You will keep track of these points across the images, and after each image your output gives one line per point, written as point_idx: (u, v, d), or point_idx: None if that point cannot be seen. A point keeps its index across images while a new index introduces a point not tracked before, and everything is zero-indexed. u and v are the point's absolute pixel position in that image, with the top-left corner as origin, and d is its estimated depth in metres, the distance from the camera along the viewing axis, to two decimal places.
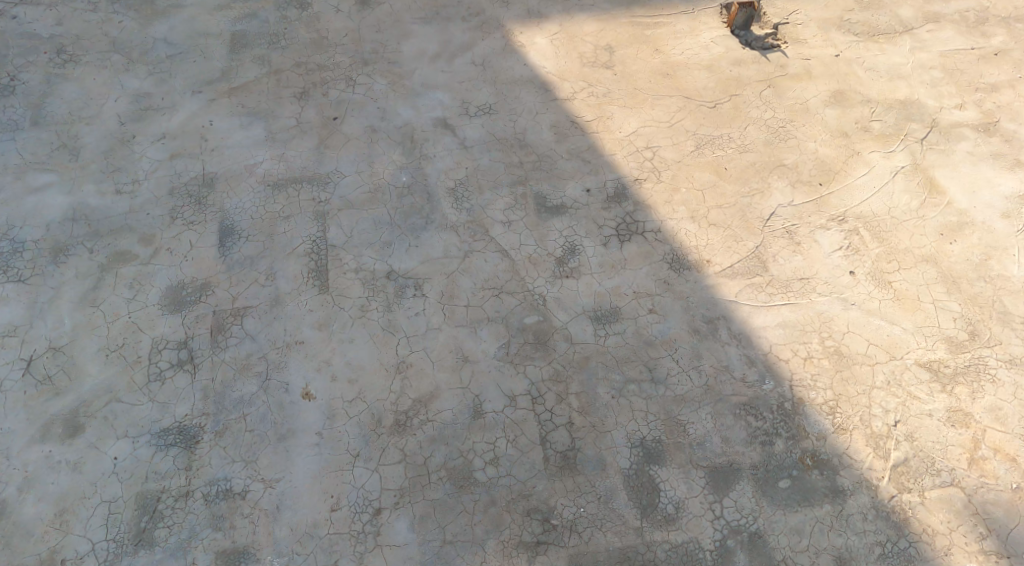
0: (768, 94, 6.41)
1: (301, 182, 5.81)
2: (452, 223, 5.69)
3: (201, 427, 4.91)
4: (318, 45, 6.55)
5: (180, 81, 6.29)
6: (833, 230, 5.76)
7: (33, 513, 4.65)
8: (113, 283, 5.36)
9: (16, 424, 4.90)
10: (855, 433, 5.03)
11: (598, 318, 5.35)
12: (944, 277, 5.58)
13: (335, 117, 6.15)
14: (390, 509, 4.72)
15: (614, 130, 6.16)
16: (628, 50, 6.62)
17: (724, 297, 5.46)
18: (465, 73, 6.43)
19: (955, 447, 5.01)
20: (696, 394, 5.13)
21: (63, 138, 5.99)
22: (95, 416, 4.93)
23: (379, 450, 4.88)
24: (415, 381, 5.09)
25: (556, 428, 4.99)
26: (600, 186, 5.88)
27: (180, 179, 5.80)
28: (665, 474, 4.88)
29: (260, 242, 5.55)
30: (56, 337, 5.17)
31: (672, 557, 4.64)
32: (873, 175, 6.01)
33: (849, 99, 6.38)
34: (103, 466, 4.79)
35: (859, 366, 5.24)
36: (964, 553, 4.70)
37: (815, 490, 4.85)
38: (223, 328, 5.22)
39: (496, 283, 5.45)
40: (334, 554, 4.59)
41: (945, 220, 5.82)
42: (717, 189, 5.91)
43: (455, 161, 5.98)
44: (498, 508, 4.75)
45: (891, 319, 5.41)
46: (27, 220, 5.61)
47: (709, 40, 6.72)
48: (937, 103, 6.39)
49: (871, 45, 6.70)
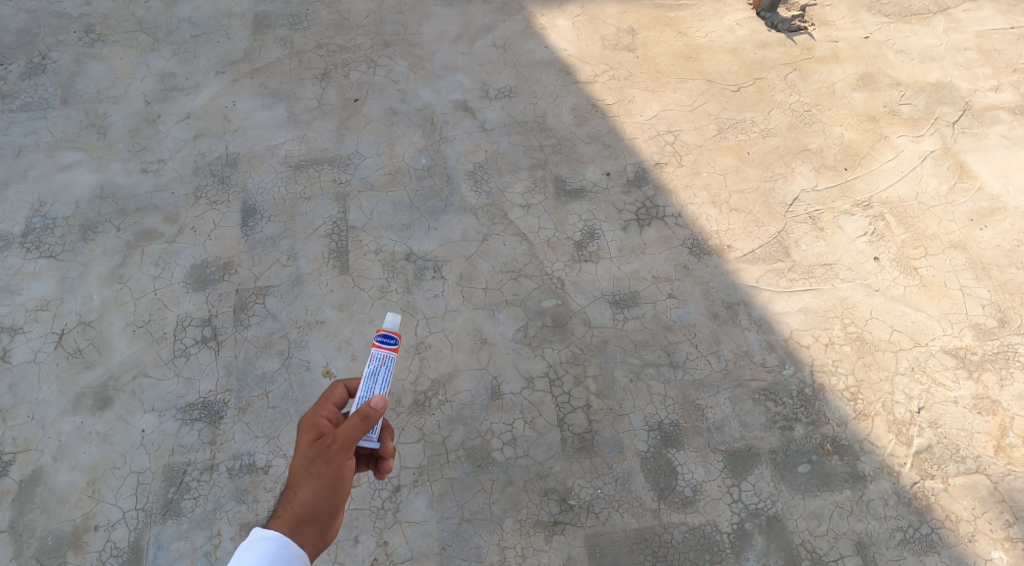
0: (793, 78, 6.32)
1: (322, 164, 5.87)
2: (472, 206, 5.71)
3: (224, 403, 5.02)
4: (339, 26, 6.59)
5: (204, 61, 6.37)
6: (857, 216, 5.69)
7: (66, 481, 4.80)
8: (140, 261, 5.48)
9: (49, 395, 5.04)
10: (876, 419, 5.00)
11: (616, 302, 5.36)
12: (973, 263, 5.50)
13: (356, 99, 6.19)
14: (409, 486, 4.80)
15: (635, 113, 6.13)
16: (650, 33, 6.57)
17: (744, 282, 5.43)
18: (486, 55, 6.43)
19: (980, 434, 4.96)
20: (714, 378, 5.12)
21: (91, 117, 6.10)
22: (123, 390, 5.06)
23: (398, 429, 4.95)
24: (434, 361, 5.15)
25: (573, 410, 5.03)
26: (620, 170, 5.87)
27: (204, 159, 5.89)
28: (682, 457, 4.89)
29: (281, 222, 5.62)
30: (86, 313, 5.30)
31: (688, 539, 4.67)
32: (901, 160, 5.91)
33: (877, 82, 6.28)
34: (131, 438, 4.92)
35: (882, 353, 5.19)
36: (988, 541, 4.67)
37: (835, 475, 4.84)
38: (246, 307, 5.32)
39: (515, 266, 5.48)
40: (354, 529, 4.68)
41: (975, 205, 5.72)
42: (739, 172, 5.87)
43: (475, 144, 5.99)
44: (516, 488, 4.80)
45: (916, 305, 5.35)
46: (57, 198, 5.73)
47: (734, 22, 6.64)
48: (970, 86, 6.26)
49: (902, 27, 6.58)
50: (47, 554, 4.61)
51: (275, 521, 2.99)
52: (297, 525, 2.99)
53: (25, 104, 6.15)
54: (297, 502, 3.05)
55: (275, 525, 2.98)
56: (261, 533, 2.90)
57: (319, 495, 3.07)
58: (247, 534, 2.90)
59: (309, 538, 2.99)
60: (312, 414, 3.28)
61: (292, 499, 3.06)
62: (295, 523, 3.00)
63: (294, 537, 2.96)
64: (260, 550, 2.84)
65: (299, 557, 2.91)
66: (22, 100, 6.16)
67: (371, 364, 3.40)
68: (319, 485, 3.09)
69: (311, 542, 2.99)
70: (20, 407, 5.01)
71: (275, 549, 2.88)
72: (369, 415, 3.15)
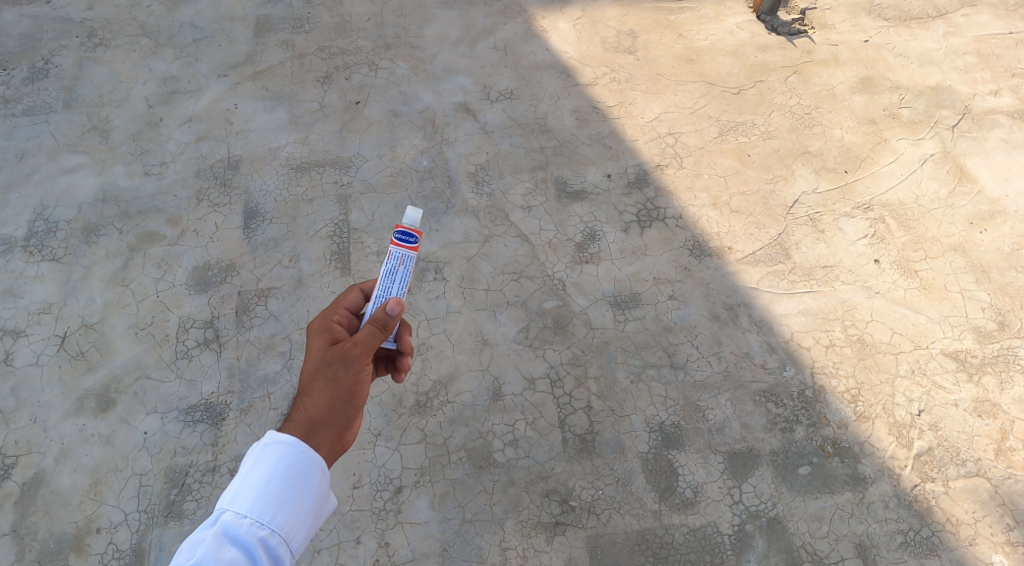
0: (793, 81, 6.34)
1: (323, 165, 5.89)
2: (473, 208, 5.73)
3: (226, 405, 5.02)
4: (341, 29, 6.61)
5: (206, 65, 6.39)
6: (858, 218, 5.70)
7: (69, 483, 4.80)
8: (142, 263, 5.49)
9: (52, 398, 5.05)
10: (877, 421, 5.01)
11: (617, 303, 5.37)
12: (973, 266, 5.51)
13: (357, 101, 6.21)
14: (411, 487, 4.80)
15: (636, 116, 6.15)
16: (650, 36, 6.60)
17: (744, 284, 5.44)
18: (487, 58, 6.46)
19: (981, 437, 4.97)
20: (715, 380, 5.13)
21: (93, 120, 6.12)
22: (125, 392, 5.06)
23: (399, 430, 4.95)
24: (436, 362, 5.16)
25: (574, 411, 5.03)
26: (620, 172, 5.88)
27: (206, 161, 5.91)
28: (683, 458, 4.90)
29: (283, 224, 5.63)
30: (88, 315, 5.31)
31: (689, 540, 4.67)
32: (901, 163, 5.93)
33: (878, 85, 6.30)
34: (134, 440, 4.92)
35: (882, 355, 5.20)
36: (989, 544, 4.67)
37: (836, 477, 4.84)
38: (248, 309, 5.33)
39: (516, 268, 5.49)
40: (356, 530, 4.68)
41: (975, 208, 5.74)
42: (739, 175, 5.88)
43: (476, 146, 6.01)
44: (517, 489, 4.81)
45: (917, 308, 5.36)
46: (60, 201, 5.74)
47: (734, 25, 6.67)
48: (970, 90, 6.28)
49: (902, 30, 6.60)
50: (49, 556, 4.61)
51: (290, 425, 3.11)
52: (312, 428, 3.12)
53: (28, 108, 6.16)
54: (311, 405, 3.18)
55: (290, 428, 3.09)
56: (276, 437, 2.98)
57: (335, 399, 3.21)
58: (260, 439, 2.98)
59: (325, 442, 3.11)
60: (325, 319, 3.47)
61: (307, 401, 3.20)
62: (310, 426, 3.12)
63: (311, 439, 3.08)
64: (275, 455, 2.93)
65: (316, 463, 2.99)
66: (25, 105, 6.18)
67: (388, 264, 3.47)
68: (333, 389, 3.23)
69: (327, 446, 3.11)
70: (22, 410, 5.01)
71: (291, 454, 2.96)
72: (386, 322, 3.34)
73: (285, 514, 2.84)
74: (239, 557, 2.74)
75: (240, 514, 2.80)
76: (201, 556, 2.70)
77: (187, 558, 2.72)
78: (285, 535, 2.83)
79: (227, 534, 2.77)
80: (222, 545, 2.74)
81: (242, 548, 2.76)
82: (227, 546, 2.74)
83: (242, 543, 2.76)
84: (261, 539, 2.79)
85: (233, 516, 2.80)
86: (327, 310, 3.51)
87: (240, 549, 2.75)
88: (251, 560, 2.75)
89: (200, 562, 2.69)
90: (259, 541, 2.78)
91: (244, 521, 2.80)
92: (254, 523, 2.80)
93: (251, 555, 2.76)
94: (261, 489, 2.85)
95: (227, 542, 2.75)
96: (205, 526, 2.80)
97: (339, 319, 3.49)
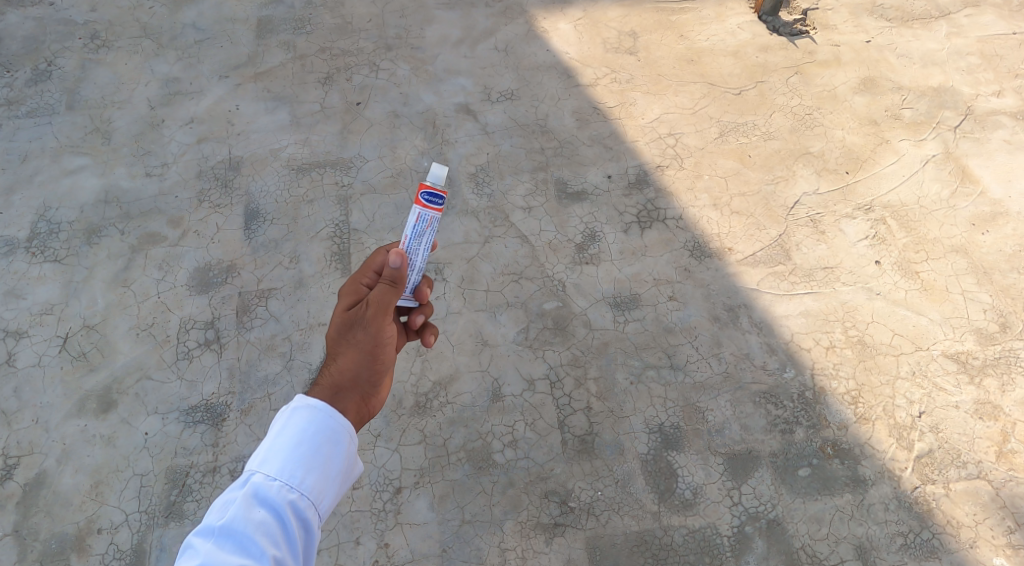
0: (794, 82, 6.33)
1: (324, 166, 5.90)
2: (473, 209, 5.73)
3: (227, 406, 5.04)
4: (342, 30, 6.63)
5: (208, 66, 6.41)
6: (859, 219, 5.69)
7: (70, 484, 4.82)
8: (144, 265, 5.50)
9: (54, 399, 5.06)
10: (877, 423, 5.00)
11: (617, 304, 5.37)
12: (975, 267, 5.51)
13: (358, 102, 6.21)
14: (411, 488, 4.81)
15: (637, 117, 6.15)
16: (652, 36, 6.60)
17: (745, 285, 5.44)
18: (488, 58, 6.46)
19: (982, 439, 4.96)
20: (715, 381, 5.13)
21: (96, 122, 6.13)
22: (127, 393, 5.08)
23: (399, 431, 4.96)
24: (435, 363, 5.16)
25: (573, 412, 5.03)
26: (621, 173, 5.88)
27: (208, 162, 5.92)
28: (682, 459, 4.90)
29: (284, 225, 5.64)
30: (90, 316, 5.33)
31: (688, 542, 4.68)
32: (903, 164, 5.92)
33: (879, 86, 6.29)
34: (135, 440, 4.94)
35: (882, 357, 5.20)
36: (990, 547, 4.66)
37: (835, 479, 4.84)
38: (248, 309, 5.34)
39: (516, 269, 5.50)
40: (356, 531, 4.69)
41: (977, 210, 5.73)
42: (740, 176, 5.88)
43: (476, 146, 6.01)
44: (517, 490, 4.81)
45: (918, 310, 5.35)
46: (62, 202, 5.76)
47: (736, 26, 6.66)
48: (973, 91, 6.27)
49: (904, 31, 6.59)
50: (51, 556, 4.62)
51: (316, 390, 3.08)
52: (336, 393, 3.08)
53: (31, 110, 6.18)
54: (335, 370, 3.16)
55: (315, 393, 3.06)
56: (305, 401, 2.95)
57: (358, 363, 3.17)
58: (290, 402, 2.95)
59: (351, 406, 3.07)
60: (348, 282, 3.43)
61: (331, 366, 3.18)
62: (335, 391, 3.08)
63: (336, 404, 3.04)
64: (305, 418, 2.90)
65: (345, 428, 2.96)
66: (28, 107, 6.20)
67: (416, 226, 3.35)
68: (356, 352, 3.19)
69: (352, 410, 3.07)
70: (24, 411, 5.03)
71: (320, 419, 2.93)
72: (396, 279, 3.25)
73: (314, 478, 2.82)
74: (268, 520, 2.73)
75: (270, 476, 2.79)
76: (231, 517, 2.70)
77: (217, 518, 2.72)
78: (314, 499, 2.81)
79: (257, 496, 2.76)
80: (251, 506, 2.74)
81: (272, 510, 2.75)
82: (256, 508, 2.74)
83: (270, 506, 2.75)
84: (290, 502, 2.78)
85: (263, 478, 2.79)
86: (351, 273, 3.47)
87: (269, 511, 2.75)
88: (280, 522, 2.75)
89: (230, 522, 2.70)
90: (288, 504, 2.77)
91: (273, 483, 2.78)
92: (284, 486, 2.79)
93: (280, 517, 2.75)
94: (290, 452, 2.83)
95: (256, 504, 2.75)
96: (236, 487, 2.79)
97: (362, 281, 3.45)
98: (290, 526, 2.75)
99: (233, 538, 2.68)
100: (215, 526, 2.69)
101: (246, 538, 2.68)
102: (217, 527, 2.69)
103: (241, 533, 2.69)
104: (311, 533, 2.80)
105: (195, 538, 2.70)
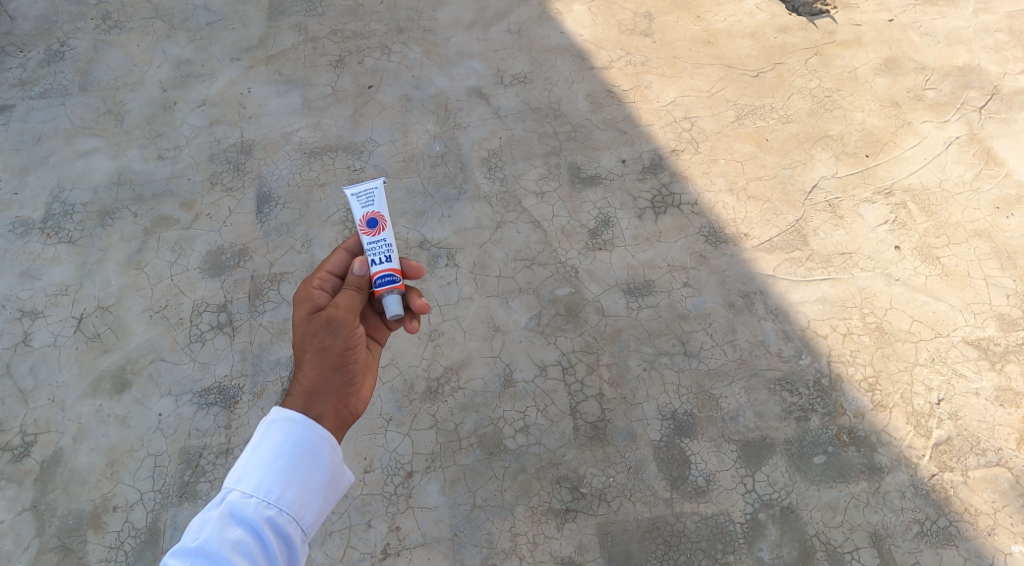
0: (814, 63, 6.21)
1: (336, 150, 5.87)
2: (485, 194, 5.70)
3: (239, 388, 5.07)
4: (354, 12, 6.57)
5: (220, 48, 6.39)
6: (878, 204, 5.59)
7: (86, 463, 4.88)
8: (156, 247, 5.53)
9: (69, 378, 5.12)
10: (895, 410, 4.93)
11: (631, 291, 5.33)
12: (998, 252, 5.39)
13: (370, 86, 6.18)
14: (422, 472, 4.83)
15: (652, 100, 6.07)
16: (667, 18, 6.49)
17: (760, 271, 5.38)
18: (501, 41, 6.40)
19: (1002, 427, 4.88)
20: (729, 368, 5.09)
21: (108, 104, 6.14)
22: (141, 374, 5.12)
23: (410, 416, 4.97)
24: (447, 349, 5.16)
25: (586, 399, 5.02)
26: (635, 157, 5.81)
27: (219, 145, 5.92)
28: (695, 447, 4.87)
29: (296, 209, 5.63)
30: (104, 297, 5.37)
31: (701, 528, 4.66)
32: (925, 146, 5.80)
33: (901, 66, 6.15)
34: (149, 422, 4.98)
35: (901, 344, 5.12)
36: (1008, 535, 4.60)
37: (851, 466, 4.80)
38: (261, 293, 5.35)
39: (528, 255, 5.46)
40: (367, 514, 4.73)
41: (1001, 193, 5.60)
42: (757, 160, 5.79)
43: (489, 130, 5.96)
44: (528, 475, 4.82)
45: (938, 296, 5.26)
46: (76, 184, 5.79)
47: (754, 6, 6.53)
48: (999, 70, 6.11)
49: (928, 9, 6.43)
50: (68, 532, 4.70)
51: (289, 400, 3.05)
52: (310, 399, 3.06)
53: (45, 91, 6.20)
54: (304, 378, 3.13)
55: (290, 403, 3.04)
56: (281, 413, 2.96)
57: (328, 368, 3.16)
58: (266, 416, 2.96)
59: (327, 411, 3.05)
60: (306, 286, 3.37)
61: (301, 374, 3.14)
62: (309, 398, 3.06)
63: (311, 410, 3.03)
64: (282, 432, 2.92)
65: (323, 439, 2.97)
66: (41, 88, 6.22)
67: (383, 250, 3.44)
68: (323, 358, 3.17)
69: (329, 415, 3.06)
70: (40, 390, 5.09)
71: (298, 431, 2.94)
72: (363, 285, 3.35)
73: (293, 492, 2.83)
74: (245, 537, 2.73)
75: (247, 494, 2.79)
76: (207, 537, 2.70)
77: (193, 538, 2.72)
78: (294, 514, 2.82)
79: (233, 514, 2.75)
80: (227, 525, 2.73)
81: (249, 528, 2.75)
82: (232, 526, 2.73)
83: (247, 524, 2.75)
84: (268, 518, 2.78)
85: (239, 496, 2.79)
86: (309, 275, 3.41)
87: (246, 529, 2.74)
88: (258, 539, 2.75)
89: (206, 542, 2.69)
90: (266, 520, 2.77)
91: (250, 500, 2.78)
92: (261, 502, 2.79)
93: (257, 534, 2.75)
94: (267, 468, 2.84)
95: (232, 522, 2.74)
96: (212, 506, 2.80)
97: (320, 283, 3.39)
98: (269, 542, 2.76)
99: (209, 558, 2.67)
100: (190, 547, 2.68)
101: (222, 558, 2.67)
102: (192, 547, 2.69)
103: (217, 552, 2.68)
104: (293, 547, 2.80)
105: (171, 559, 2.69)
